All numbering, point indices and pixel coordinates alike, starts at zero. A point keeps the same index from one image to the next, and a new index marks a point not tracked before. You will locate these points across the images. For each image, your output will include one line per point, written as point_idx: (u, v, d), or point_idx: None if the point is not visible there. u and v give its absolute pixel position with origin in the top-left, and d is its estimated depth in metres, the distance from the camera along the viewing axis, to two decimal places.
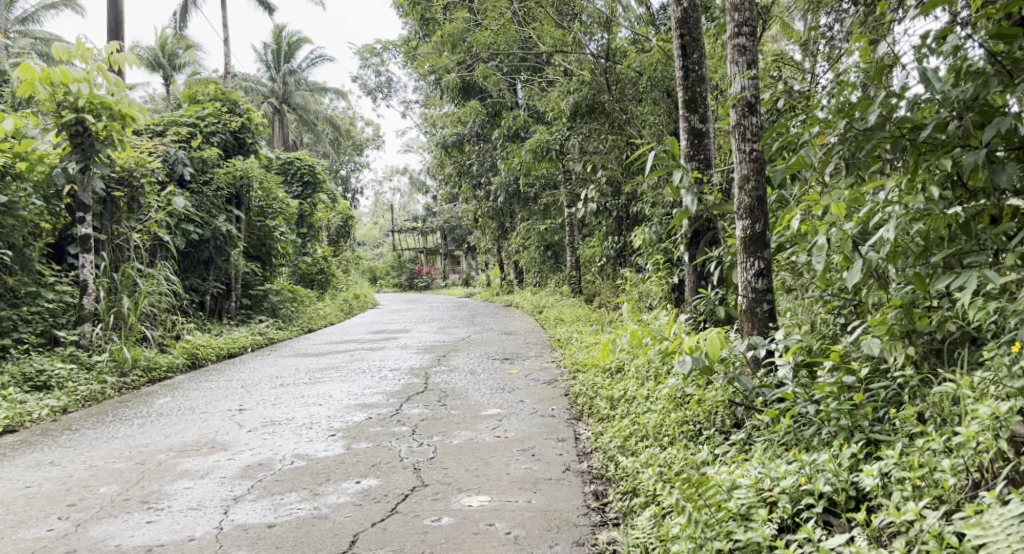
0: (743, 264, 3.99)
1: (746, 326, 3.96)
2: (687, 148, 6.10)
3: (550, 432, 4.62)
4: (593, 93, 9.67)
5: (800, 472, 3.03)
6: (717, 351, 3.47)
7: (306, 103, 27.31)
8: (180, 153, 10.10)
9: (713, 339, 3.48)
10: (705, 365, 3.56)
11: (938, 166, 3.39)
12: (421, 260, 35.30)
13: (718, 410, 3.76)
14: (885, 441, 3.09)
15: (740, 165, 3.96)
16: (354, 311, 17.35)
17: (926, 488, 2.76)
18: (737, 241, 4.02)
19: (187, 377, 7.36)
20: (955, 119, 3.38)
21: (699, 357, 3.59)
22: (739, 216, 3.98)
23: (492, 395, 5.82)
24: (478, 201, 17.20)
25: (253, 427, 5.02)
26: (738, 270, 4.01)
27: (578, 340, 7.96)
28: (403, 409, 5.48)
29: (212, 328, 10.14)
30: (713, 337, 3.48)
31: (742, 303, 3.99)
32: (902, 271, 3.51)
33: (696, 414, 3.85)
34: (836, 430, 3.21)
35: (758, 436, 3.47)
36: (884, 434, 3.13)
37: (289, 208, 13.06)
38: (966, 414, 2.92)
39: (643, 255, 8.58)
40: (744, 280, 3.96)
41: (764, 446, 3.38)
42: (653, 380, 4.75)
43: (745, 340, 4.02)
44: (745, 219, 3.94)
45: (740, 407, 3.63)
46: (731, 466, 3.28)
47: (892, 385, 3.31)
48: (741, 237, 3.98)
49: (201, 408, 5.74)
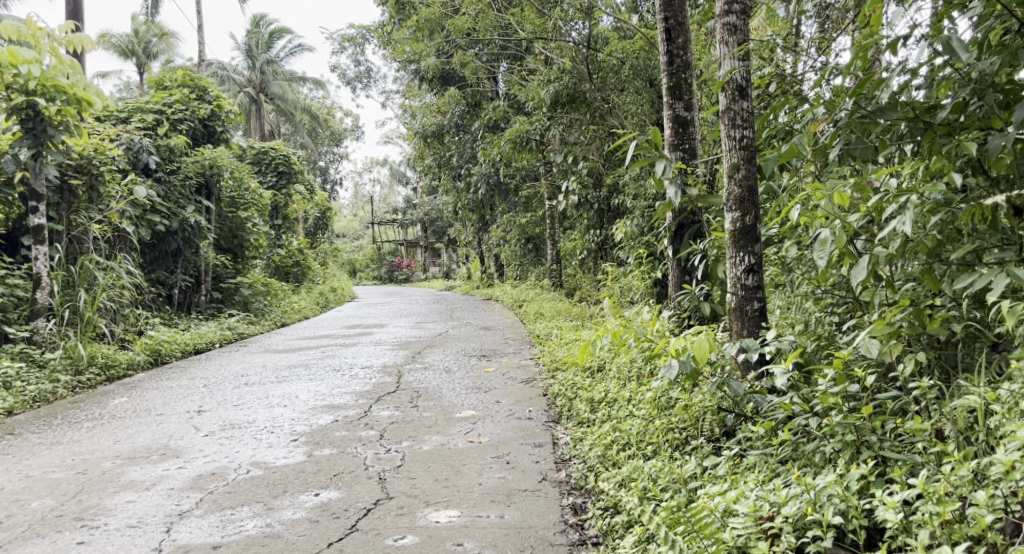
0: (732, 260, 3.73)
1: (734, 327, 3.70)
2: (671, 138, 5.81)
3: (526, 436, 4.36)
4: (575, 81, 9.42)
5: (801, 497, 2.77)
6: (706, 357, 3.21)
7: (284, 92, 26.84)
8: (145, 141, 9.73)
9: (702, 344, 3.22)
10: (693, 371, 3.30)
11: (959, 150, 3.25)
12: (401, 253, 34.94)
13: (706, 416, 3.51)
14: (897, 460, 2.84)
15: (729, 154, 3.69)
16: (330, 304, 17.03)
17: (958, 527, 2.51)
18: (725, 234, 3.76)
19: (148, 375, 7.03)
20: (975, 99, 3.25)
21: (686, 361, 3.33)
22: (728, 208, 3.71)
23: (466, 395, 5.55)
24: (457, 192, 16.90)
25: (210, 432, 4.72)
26: (726, 265, 3.76)
27: (559, 336, 7.71)
28: (372, 410, 5.20)
29: (180, 324, 9.79)
30: (702, 342, 3.22)
31: (730, 301, 3.74)
32: (907, 267, 3.28)
33: (681, 421, 3.59)
34: (842, 446, 2.95)
35: (750, 449, 3.22)
36: (894, 451, 2.88)
37: (262, 199, 12.71)
38: (999, 438, 2.68)
39: (625, 248, 8.36)
40: (732, 277, 3.71)
41: (757, 458, 3.13)
42: (636, 382, 4.49)
43: (732, 341, 3.76)
44: (735, 211, 3.68)
45: (730, 414, 3.40)
46: (723, 484, 3.02)
47: (901, 396, 3.08)
48: (729, 230, 3.72)
49: (157, 409, 5.43)
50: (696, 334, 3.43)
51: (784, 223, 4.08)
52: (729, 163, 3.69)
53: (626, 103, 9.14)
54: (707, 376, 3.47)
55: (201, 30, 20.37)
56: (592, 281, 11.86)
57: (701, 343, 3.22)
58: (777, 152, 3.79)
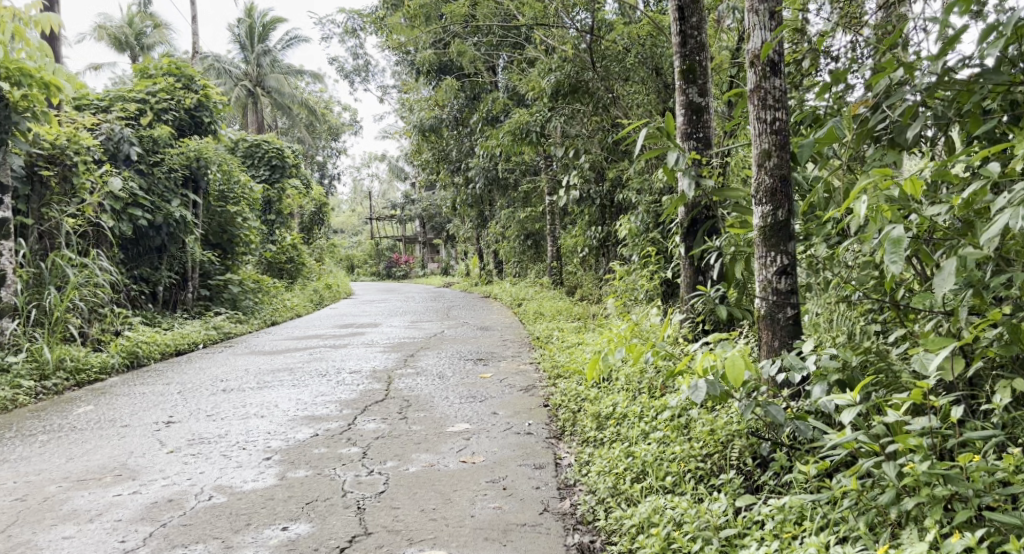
0: (761, 260, 3.28)
1: (764, 341, 3.28)
2: (684, 126, 5.33)
3: (524, 455, 3.91)
4: (577, 70, 8.95)
5: None
6: (742, 378, 2.77)
7: (281, 86, 26.33)
8: (127, 131, 9.28)
9: (738, 364, 2.78)
10: (723, 393, 2.86)
11: None
12: (399, 249, 34.47)
13: (734, 442, 3.10)
14: (1007, 522, 2.39)
15: (760, 139, 3.22)
16: (326, 301, 16.56)
17: None
18: (753, 232, 3.30)
19: (121, 380, 6.58)
20: None
21: (715, 382, 2.90)
22: (758, 202, 3.26)
23: (460, 405, 5.09)
24: (456, 188, 16.44)
25: (176, 448, 4.25)
26: (755, 266, 3.31)
27: (560, 339, 7.27)
28: (356, 423, 4.76)
29: (162, 323, 9.35)
30: (737, 362, 2.78)
31: (760, 310, 3.30)
32: (985, 274, 2.83)
33: (705, 448, 3.18)
34: (929, 501, 2.50)
35: (795, 493, 2.79)
36: (1003, 512, 2.44)
37: (253, 193, 12.25)
38: None
39: (630, 246, 7.91)
40: (763, 280, 3.25)
41: (804, 503, 2.72)
42: (648, 395, 4.05)
43: (761, 355, 3.32)
44: (766, 205, 3.23)
45: (766, 443, 2.98)
46: (771, 543, 2.60)
47: (996, 436, 2.63)
48: (759, 227, 3.27)
49: (123, 420, 4.97)
50: (725, 349, 2.98)
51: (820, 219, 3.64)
52: (758, 149, 3.24)
53: (631, 93, 8.70)
54: (737, 397, 3.02)
55: (195, 21, 19.89)
56: (594, 279, 11.42)
57: (736, 363, 2.78)
58: (814, 136, 3.34)
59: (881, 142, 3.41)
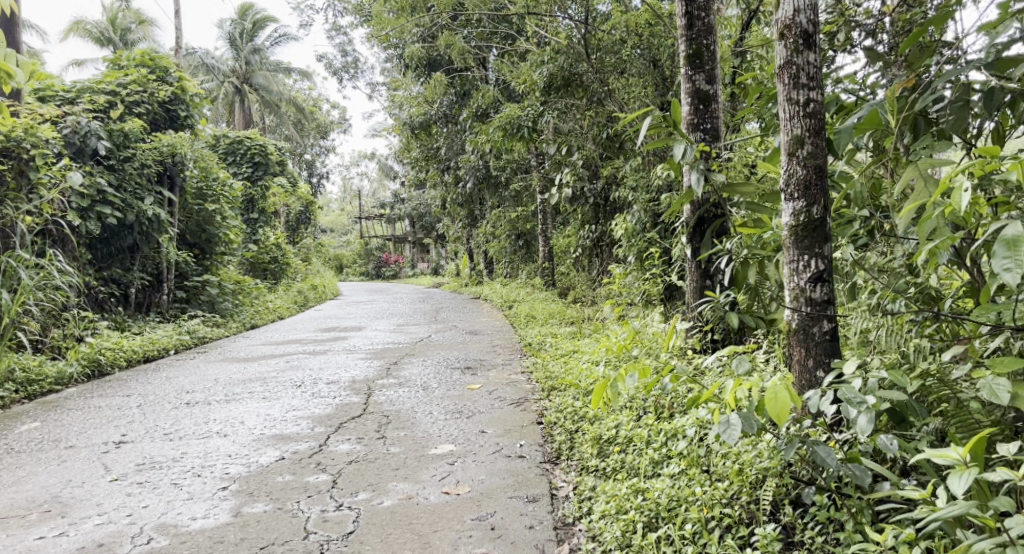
0: (791, 263, 2.92)
1: (792, 355, 2.92)
2: (689, 116, 4.84)
3: (513, 484, 3.46)
4: (570, 62, 8.53)
5: None
6: (789, 411, 2.43)
7: (269, 83, 25.75)
8: (95, 123, 8.77)
9: (782, 395, 2.43)
10: (759, 428, 2.57)
11: None
12: (390, 249, 33.95)
13: (768, 483, 2.76)
14: None
15: (792, 123, 2.85)
16: (312, 301, 16.02)
17: None
18: (783, 231, 2.93)
19: (78, 392, 6.12)
20: None
21: (750, 417, 2.61)
22: (788, 197, 2.89)
23: (444, 423, 4.61)
24: (445, 186, 16.00)
25: (121, 474, 3.77)
26: (784, 271, 2.94)
27: (553, 345, 6.83)
28: (329, 444, 4.29)
29: (132, 328, 8.88)
30: (781, 393, 2.43)
31: (789, 321, 2.94)
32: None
33: (732, 490, 2.82)
34: None
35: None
36: None
37: (233, 191, 11.77)
38: None
39: (625, 247, 7.48)
40: (794, 286, 2.90)
41: None
42: (655, 416, 3.62)
43: (792, 373, 2.95)
44: (799, 201, 2.86)
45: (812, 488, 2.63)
46: None
47: None
48: (789, 226, 2.90)
49: (71, 439, 4.51)
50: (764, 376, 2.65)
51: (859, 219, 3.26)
52: (790, 133, 2.87)
53: (626, 87, 8.26)
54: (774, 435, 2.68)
55: (179, 16, 19.42)
56: (586, 280, 10.96)
57: (779, 394, 2.44)
58: (854, 121, 2.93)
59: (927, 127, 3.00)
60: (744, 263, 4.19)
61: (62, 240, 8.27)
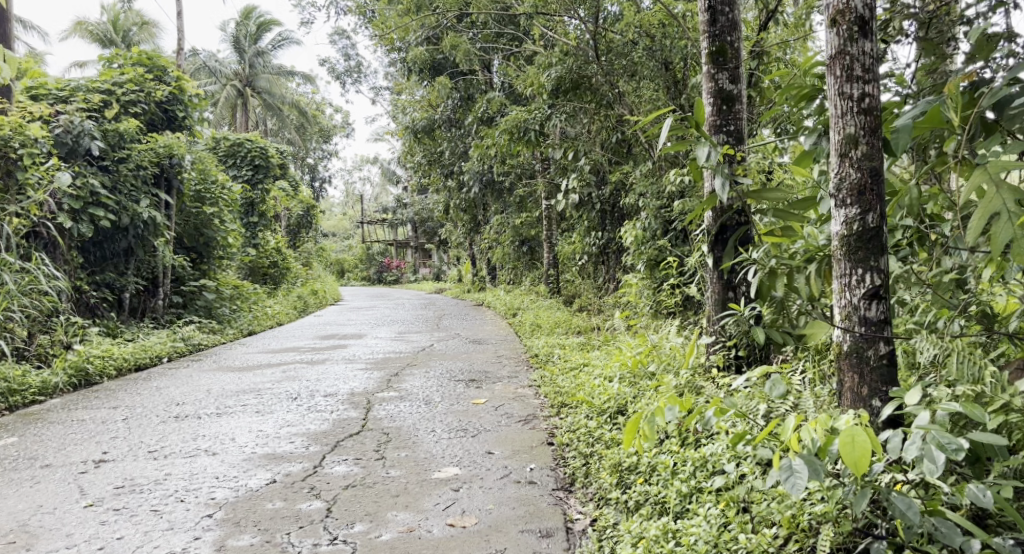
0: (842, 277, 2.81)
1: (843, 377, 2.82)
2: (711, 116, 4.53)
3: (524, 516, 3.18)
4: (579, 64, 8.25)
5: None
6: (869, 456, 2.33)
7: (272, 87, 25.48)
8: (88, 123, 8.48)
9: (861, 438, 2.34)
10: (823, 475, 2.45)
11: None
12: (391, 254, 33.58)
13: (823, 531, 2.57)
14: None
15: (845, 122, 2.73)
16: (312, 307, 15.70)
17: None
18: (834, 240, 2.82)
19: (63, 403, 5.86)
20: None
21: (815, 463, 2.48)
22: (839, 204, 2.78)
23: (448, 442, 4.31)
24: (449, 191, 15.72)
25: (97, 499, 3.49)
26: (835, 283, 2.83)
27: (561, 357, 6.56)
28: (323, 465, 3.98)
29: (124, 334, 8.61)
30: (860, 436, 2.34)
31: (840, 342, 2.83)
32: None
33: (781, 539, 2.64)
34: None
35: None
36: None
37: (232, 194, 11.48)
38: None
39: (635, 256, 7.20)
40: (846, 302, 2.79)
41: None
42: (680, 442, 3.37)
43: (844, 394, 2.84)
44: (852, 207, 2.74)
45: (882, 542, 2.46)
46: None
47: None
48: (842, 235, 2.78)
49: (51, 455, 4.25)
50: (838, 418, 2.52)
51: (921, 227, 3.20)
52: (842, 133, 2.74)
53: (637, 90, 7.99)
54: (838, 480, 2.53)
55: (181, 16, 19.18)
56: (593, 289, 10.68)
57: (858, 437, 2.34)
58: (913, 117, 2.72)
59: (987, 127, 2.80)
60: (772, 275, 3.90)
61: (51, 243, 7.99)
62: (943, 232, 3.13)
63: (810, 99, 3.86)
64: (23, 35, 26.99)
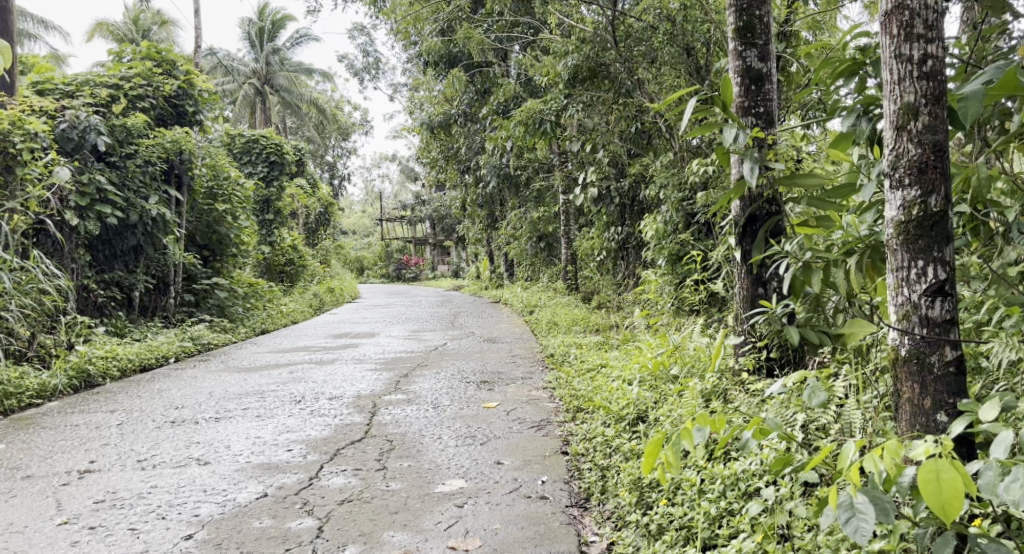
0: (899, 271, 2.51)
1: (898, 385, 2.52)
2: (740, 98, 4.19)
3: (533, 538, 2.91)
4: (596, 51, 7.89)
5: None
6: (959, 494, 2.03)
7: (291, 84, 25.21)
8: (94, 118, 8.21)
9: (948, 474, 2.04)
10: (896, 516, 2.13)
11: None
12: (410, 251, 33.38)
13: None
14: None
15: (904, 88, 2.44)
16: (328, 305, 15.42)
17: None
18: (890, 227, 2.53)
19: (59, 407, 5.65)
20: None
21: (883, 503, 2.16)
22: (897, 185, 2.49)
23: (455, 451, 4.00)
24: (466, 187, 15.42)
25: (72, 516, 3.27)
26: (891, 279, 2.54)
27: (578, 357, 6.25)
28: (320, 477, 3.69)
29: (131, 334, 8.40)
30: (947, 472, 2.04)
31: (896, 346, 2.53)
32: None
33: None
34: None
35: None
36: None
37: (245, 191, 11.23)
38: None
39: (654, 251, 6.86)
40: (903, 299, 2.49)
41: None
42: (708, 455, 3.07)
43: (901, 409, 2.54)
44: (914, 187, 2.45)
45: None
46: None
47: None
48: (901, 222, 2.49)
49: (36, 464, 4.02)
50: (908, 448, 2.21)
51: (980, 215, 2.86)
52: (900, 102, 2.45)
53: (658, 77, 7.65)
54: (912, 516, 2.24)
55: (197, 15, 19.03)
56: (612, 285, 10.36)
57: (943, 474, 2.05)
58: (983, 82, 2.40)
59: None
60: (806, 269, 3.56)
61: (55, 240, 7.76)
62: (1004, 219, 2.79)
63: (849, 75, 3.51)
64: (42, 34, 26.85)
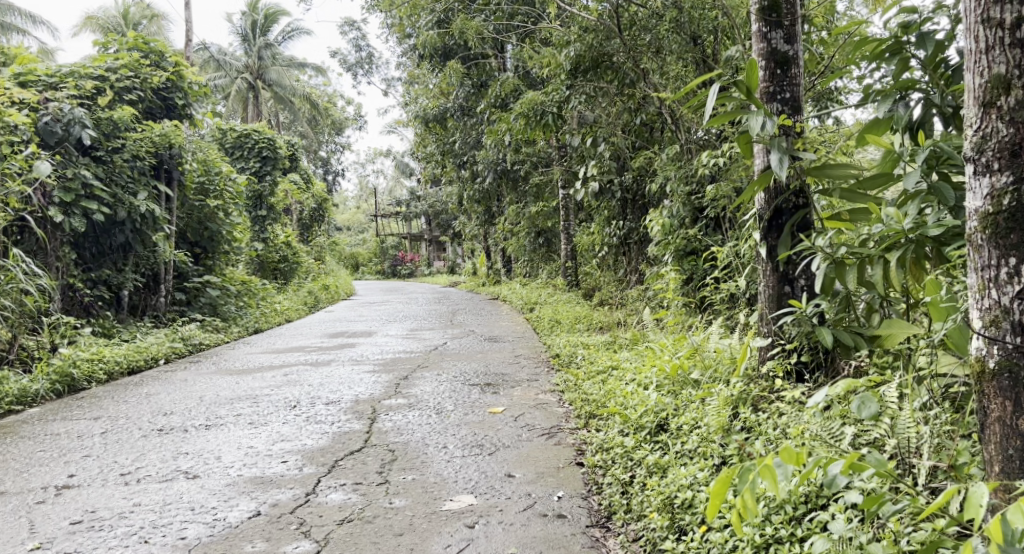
0: (986, 270, 2.39)
1: (986, 404, 2.39)
2: (763, 83, 3.92)
3: None
4: (602, 38, 7.42)
5: None
6: None
7: (283, 79, 24.82)
8: (79, 110, 7.88)
9: None
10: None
11: None
12: (405, 247, 33.02)
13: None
14: None
15: (996, 65, 2.32)
16: (323, 303, 15.11)
17: None
18: (976, 222, 2.41)
19: (40, 413, 5.37)
20: None
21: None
22: (987, 174, 2.37)
23: (461, 462, 3.72)
24: (462, 182, 15.13)
25: (46, 540, 3.01)
26: (978, 277, 2.41)
27: (585, 358, 5.99)
28: (318, 492, 3.43)
29: (120, 335, 8.10)
30: None
31: (983, 358, 2.40)
32: None
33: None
34: None
35: None
36: None
37: (236, 186, 10.92)
38: None
39: (661, 247, 6.58)
40: (993, 303, 2.36)
41: None
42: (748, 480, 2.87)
43: (989, 422, 2.39)
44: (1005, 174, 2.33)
45: None
46: None
47: None
48: (989, 215, 2.37)
49: (13, 478, 3.75)
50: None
51: None
52: (988, 75, 2.33)
53: (664, 67, 7.37)
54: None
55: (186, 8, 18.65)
56: (614, 281, 10.10)
57: None
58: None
59: None
60: (838, 266, 3.30)
61: (37, 238, 7.47)
62: None
63: (889, 57, 3.31)
64: (31, 29, 26.42)
